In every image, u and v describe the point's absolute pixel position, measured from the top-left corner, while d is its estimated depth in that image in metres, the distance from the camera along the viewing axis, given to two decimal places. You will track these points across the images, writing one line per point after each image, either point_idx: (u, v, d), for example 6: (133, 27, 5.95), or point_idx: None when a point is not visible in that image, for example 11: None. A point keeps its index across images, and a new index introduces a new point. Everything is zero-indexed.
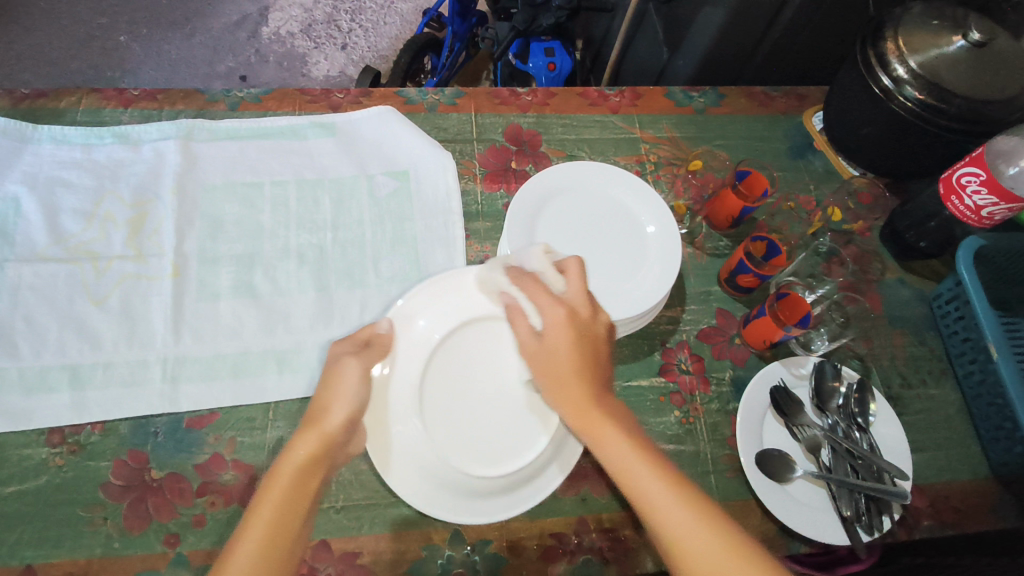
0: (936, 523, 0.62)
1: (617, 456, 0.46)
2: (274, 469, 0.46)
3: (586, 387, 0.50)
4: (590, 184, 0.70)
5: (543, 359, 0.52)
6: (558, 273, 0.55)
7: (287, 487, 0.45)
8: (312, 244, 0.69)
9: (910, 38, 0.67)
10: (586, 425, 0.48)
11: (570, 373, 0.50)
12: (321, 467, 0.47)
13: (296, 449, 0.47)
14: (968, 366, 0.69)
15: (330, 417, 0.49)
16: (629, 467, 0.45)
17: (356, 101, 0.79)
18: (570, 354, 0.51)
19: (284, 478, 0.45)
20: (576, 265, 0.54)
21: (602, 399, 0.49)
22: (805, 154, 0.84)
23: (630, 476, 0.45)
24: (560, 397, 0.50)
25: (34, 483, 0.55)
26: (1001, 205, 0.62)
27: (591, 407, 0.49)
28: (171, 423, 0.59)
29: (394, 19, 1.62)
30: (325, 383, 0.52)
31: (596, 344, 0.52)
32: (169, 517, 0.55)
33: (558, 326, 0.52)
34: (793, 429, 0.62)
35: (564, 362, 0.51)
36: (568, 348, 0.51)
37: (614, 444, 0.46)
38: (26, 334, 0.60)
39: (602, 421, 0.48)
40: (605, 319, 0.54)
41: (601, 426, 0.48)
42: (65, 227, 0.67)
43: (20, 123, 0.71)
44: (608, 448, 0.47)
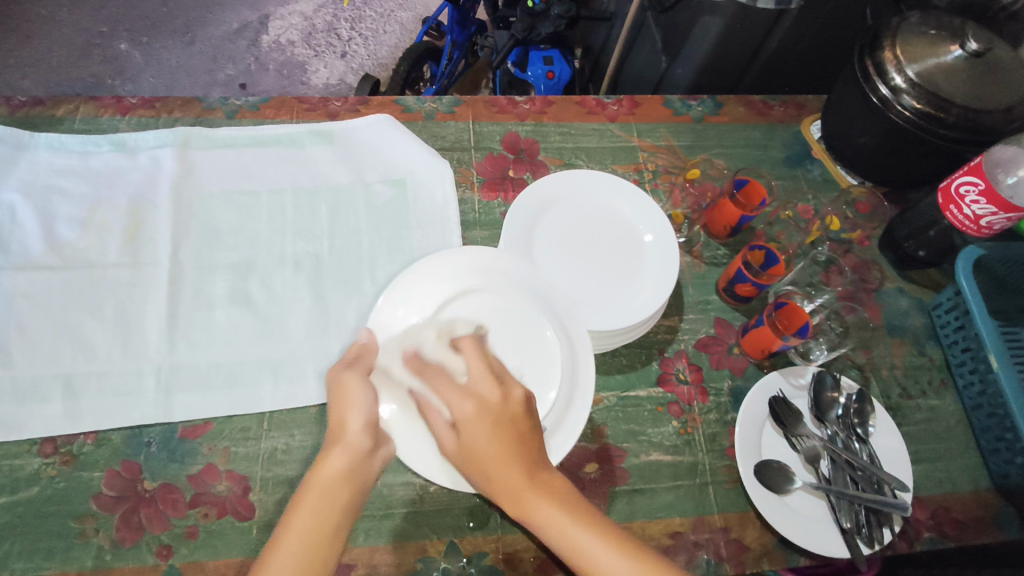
0: (936, 535, 0.61)
1: (558, 531, 0.44)
2: (306, 484, 0.46)
3: (518, 468, 0.46)
4: (585, 192, 0.70)
5: (468, 451, 0.48)
6: (455, 353, 0.53)
7: (319, 502, 0.45)
8: (309, 252, 0.69)
9: (908, 47, 0.67)
10: (520, 508, 0.45)
11: (497, 463, 0.46)
12: (353, 480, 0.46)
13: (325, 463, 0.46)
14: (968, 377, 0.68)
15: (348, 428, 0.48)
16: (569, 536, 0.44)
17: (354, 109, 0.79)
18: (494, 442, 0.47)
19: (312, 496, 0.45)
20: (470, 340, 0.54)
21: (535, 476, 0.46)
22: (803, 162, 0.84)
23: (571, 543, 0.44)
24: (493, 488, 0.46)
25: (25, 494, 0.55)
26: (999, 215, 0.62)
27: (526, 489, 0.45)
28: (165, 433, 0.58)
29: (394, 27, 1.63)
30: (336, 394, 0.50)
31: (518, 423, 0.48)
32: (161, 528, 0.54)
33: (472, 415, 0.48)
34: (792, 440, 0.61)
35: (488, 456, 0.47)
36: (488, 436, 0.47)
37: (555, 520, 0.44)
38: (20, 343, 0.60)
39: (537, 498, 0.45)
40: (523, 394, 0.50)
41: (535, 503, 0.45)
42: (61, 235, 0.66)
43: (17, 131, 0.71)
44: (546, 523, 0.44)
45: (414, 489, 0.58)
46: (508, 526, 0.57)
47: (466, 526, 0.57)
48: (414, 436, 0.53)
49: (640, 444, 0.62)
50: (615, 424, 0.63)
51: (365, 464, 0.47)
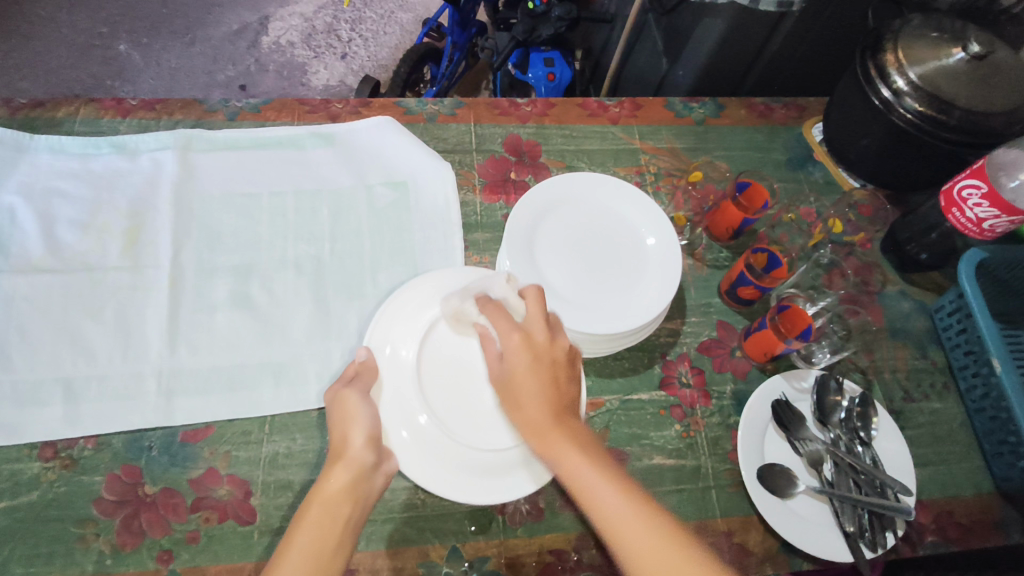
0: (939, 539, 0.61)
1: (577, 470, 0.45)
2: (308, 502, 0.46)
3: (550, 409, 0.48)
4: (580, 199, 0.69)
5: (507, 390, 0.50)
6: (519, 298, 0.54)
7: (322, 518, 0.45)
8: (310, 255, 0.68)
9: (910, 50, 0.67)
10: (545, 444, 0.47)
11: (530, 394, 0.48)
12: (354, 496, 0.46)
13: (326, 480, 0.47)
14: (970, 380, 0.68)
15: (350, 444, 0.48)
16: (584, 479, 0.45)
17: (355, 111, 0.79)
18: (531, 377, 0.49)
19: (314, 513, 0.45)
20: (536, 294, 0.53)
21: (564, 420, 0.48)
22: (804, 165, 0.84)
23: (583, 486, 0.44)
24: (523, 420, 0.48)
25: (25, 499, 0.54)
26: (1002, 218, 0.62)
27: (552, 428, 0.47)
28: (165, 437, 0.58)
29: (394, 28, 1.63)
30: (336, 411, 0.50)
31: (556, 370, 0.50)
32: (162, 533, 0.54)
33: (514, 352, 0.50)
34: (794, 443, 0.61)
35: (522, 388, 0.49)
36: (529, 370, 0.49)
37: (573, 459, 0.46)
38: (19, 346, 0.60)
39: (562, 439, 0.47)
40: (567, 344, 0.52)
41: (558, 442, 0.47)
42: (61, 238, 0.66)
43: (17, 134, 0.71)
44: (565, 462, 0.46)
45: (416, 494, 0.58)
46: (510, 530, 0.57)
47: (468, 530, 0.56)
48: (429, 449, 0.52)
49: (642, 448, 0.62)
50: (617, 428, 0.63)
51: (368, 480, 0.47)
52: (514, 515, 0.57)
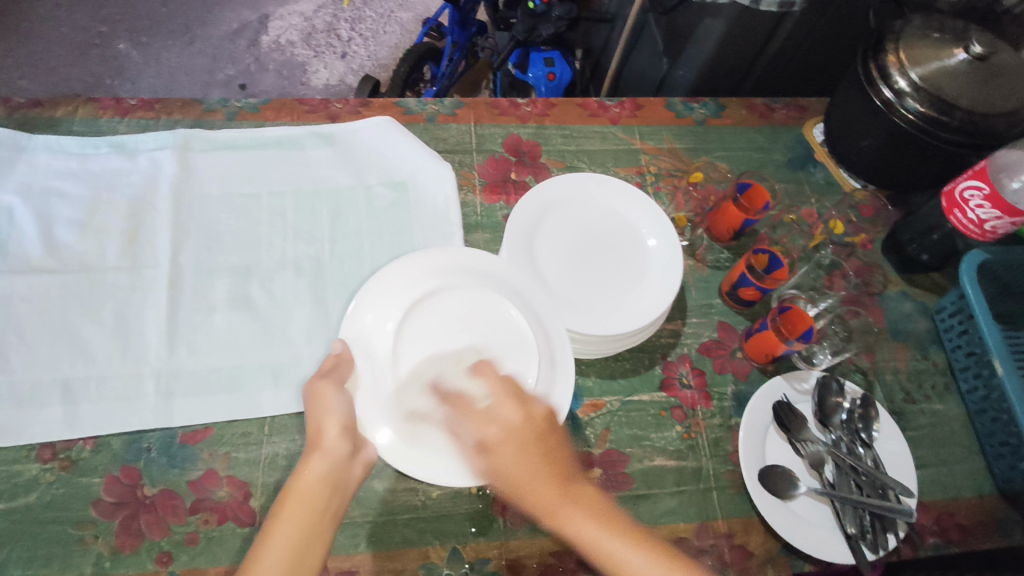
0: (941, 540, 0.61)
1: (607, 547, 0.41)
2: (283, 496, 0.45)
3: (549, 477, 0.44)
4: (562, 195, 0.69)
5: (499, 470, 0.46)
6: (472, 379, 0.52)
7: (301, 511, 0.44)
8: (310, 256, 0.68)
9: (911, 50, 0.66)
10: (555, 520, 0.43)
11: (527, 481, 0.44)
12: (333, 488, 0.45)
13: (305, 471, 0.46)
14: (972, 381, 0.68)
15: (324, 433, 0.48)
16: (609, 552, 0.41)
17: (355, 111, 0.79)
18: (523, 462, 0.45)
19: (293, 507, 0.44)
20: (489, 365, 0.51)
21: (568, 485, 0.44)
22: (805, 166, 0.83)
23: (609, 559, 0.41)
24: (517, 497, 0.44)
25: (24, 500, 0.54)
26: (1004, 219, 0.61)
27: (557, 494, 0.43)
28: (164, 438, 0.58)
29: (394, 27, 1.62)
30: (312, 406, 0.50)
31: (544, 436, 0.47)
32: (161, 535, 0.54)
33: (494, 434, 0.47)
34: (795, 445, 0.61)
35: (513, 472, 0.45)
36: (515, 452, 0.45)
37: (593, 533, 0.42)
38: (18, 347, 0.59)
39: (577, 513, 0.42)
40: (546, 406, 0.49)
41: (572, 514, 0.42)
42: (60, 238, 0.66)
43: (16, 133, 0.71)
44: (580, 537, 0.42)
45: (416, 495, 0.57)
46: (510, 531, 0.56)
47: (469, 531, 0.56)
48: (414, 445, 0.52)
49: (643, 449, 0.62)
50: (618, 429, 0.63)
51: (346, 470, 0.47)
52: (514, 517, 0.57)
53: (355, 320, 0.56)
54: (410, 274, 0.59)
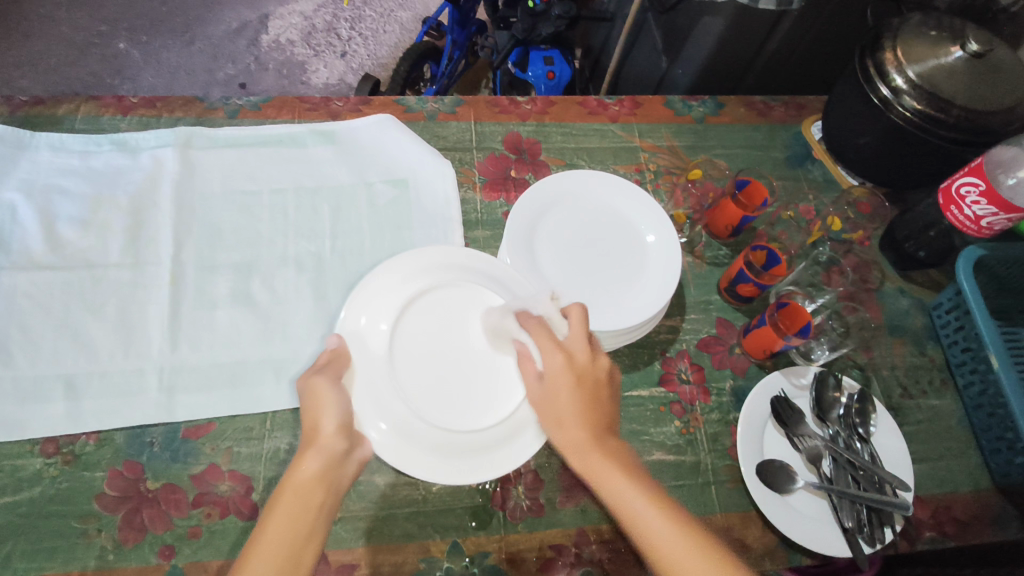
0: (937, 534, 0.61)
1: (630, 498, 0.45)
2: (280, 488, 0.46)
3: (591, 427, 0.48)
4: (563, 193, 0.69)
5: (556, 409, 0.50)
6: (563, 318, 0.54)
7: (296, 506, 0.45)
8: (311, 253, 0.68)
9: (908, 48, 0.67)
10: (591, 470, 0.47)
11: (573, 414, 0.49)
12: (328, 485, 0.47)
13: (302, 466, 0.47)
14: (968, 376, 0.68)
15: (321, 429, 0.48)
16: (636, 508, 0.44)
17: (355, 109, 0.79)
18: (574, 397, 0.49)
19: (289, 501, 0.45)
20: (580, 311, 0.54)
21: (606, 440, 0.48)
22: (804, 163, 0.84)
23: (636, 516, 0.44)
24: (562, 435, 0.49)
25: (28, 494, 0.54)
26: (1000, 216, 0.62)
27: (596, 447, 0.48)
28: (167, 433, 0.58)
29: (394, 26, 1.63)
30: (308, 401, 0.50)
31: (597, 386, 0.51)
32: (163, 529, 0.54)
33: (560, 374, 0.51)
34: (793, 440, 0.61)
35: (563, 402, 0.50)
36: (567, 387, 0.50)
37: (623, 488, 0.45)
38: (21, 343, 0.60)
39: (611, 467, 0.46)
40: (607, 363, 0.53)
41: (608, 472, 0.46)
42: (62, 235, 0.66)
43: (18, 130, 0.71)
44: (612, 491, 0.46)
45: (417, 489, 0.58)
46: (510, 525, 0.57)
47: (469, 525, 0.57)
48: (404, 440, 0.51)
49: (641, 444, 0.62)
50: None
51: (341, 469, 0.48)
52: (514, 511, 0.57)
53: (353, 309, 0.55)
54: (409, 264, 0.57)
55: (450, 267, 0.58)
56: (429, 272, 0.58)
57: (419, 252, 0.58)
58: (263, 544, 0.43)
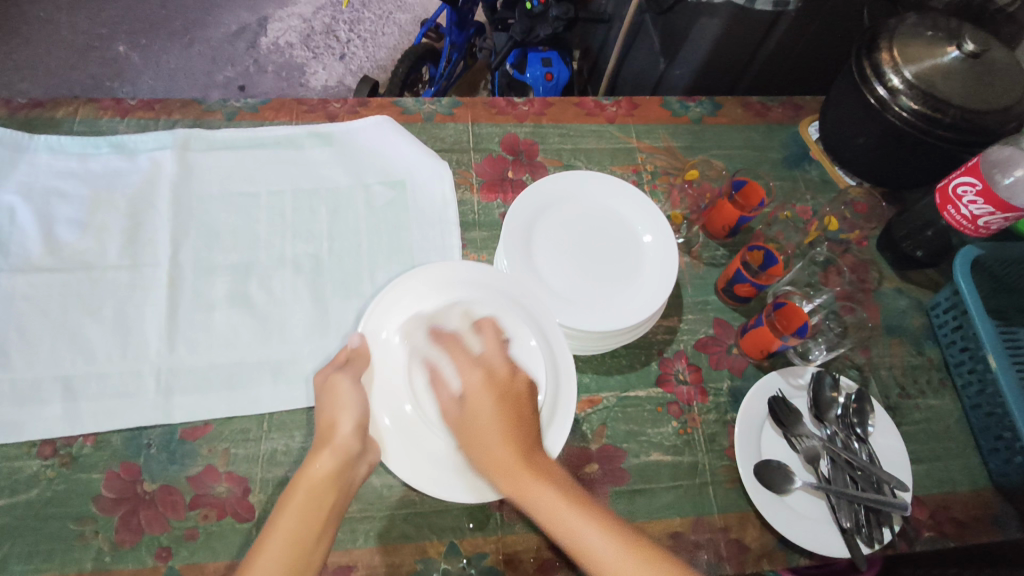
0: (936, 534, 0.61)
1: (567, 522, 0.44)
2: (293, 487, 0.47)
3: (517, 449, 0.48)
4: (571, 195, 0.70)
5: (475, 434, 0.49)
6: (477, 333, 0.55)
7: (308, 503, 0.46)
8: (308, 254, 0.69)
9: (904, 48, 0.67)
10: (519, 489, 0.47)
11: (496, 442, 0.48)
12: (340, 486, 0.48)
13: (316, 465, 0.48)
14: (966, 376, 0.68)
15: (338, 430, 0.50)
16: (574, 531, 0.44)
17: (353, 111, 0.79)
18: (495, 420, 0.49)
19: (301, 500, 0.46)
20: (492, 323, 0.55)
21: (535, 458, 0.48)
22: (801, 163, 0.84)
23: (576, 541, 0.44)
24: (488, 462, 0.48)
25: (25, 496, 0.54)
26: (997, 215, 0.62)
27: (524, 468, 0.47)
28: (164, 435, 0.58)
29: (393, 29, 1.63)
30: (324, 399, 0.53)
31: (521, 401, 0.51)
32: (160, 530, 0.54)
33: (480, 395, 0.51)
34: (791, 440, 0.61)
35: (485, 424, 0.49)
36: (492, 409, 0.50)
37: (550, 502, 0.45)
38: (19, 345, 0.60)
39: (539, 485, 0.46)
40: (528, 377, 0.53)
41: (531, 485, 0.46)
42: (60, 237, 0.66)
43: (16, 133, 0.71)
44: (546, 513, 0.45)
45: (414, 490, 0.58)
46: (507, 526, 0.57)
47: (466, 527, 0.57)
48: (411, 450, 0.52)
49: (639, 445, 0.62)
50: (614, 425, 0.63)
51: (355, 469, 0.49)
52: (511, 512, 0.57)
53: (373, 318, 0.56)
54: (429, 278, 0.59)
55: (472, 285, 0.59)
56: (452, 287, 0.59)
57: (443, 266, 0.59)
58: (274, 539, 0.44)
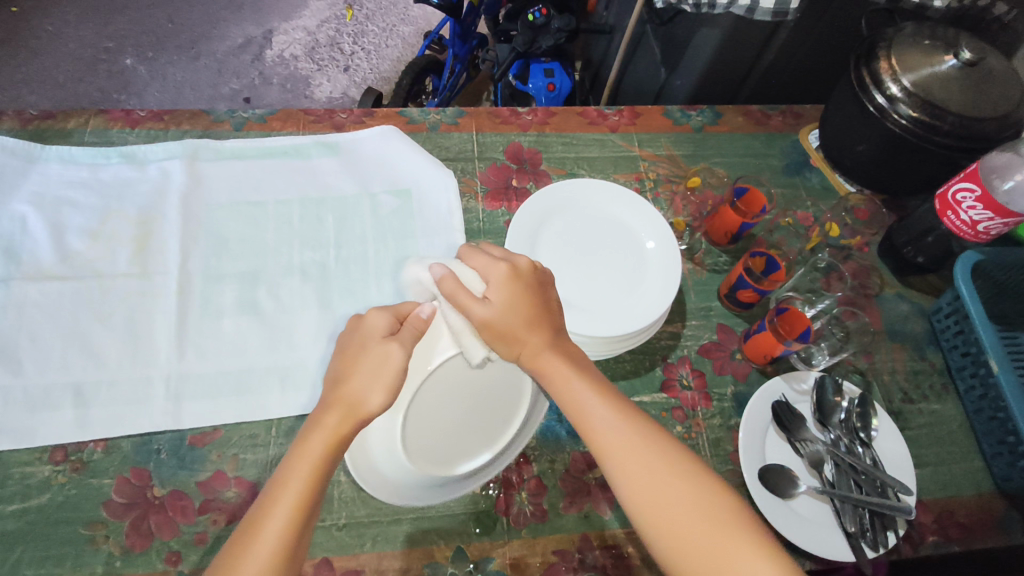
0: (940, 539, 0.61)
1: (577, 395, 0.47)
2: (293, 452, 0.43)
3: (544, 332, 0.49)
4: (581, 202, 0.71)
5: (495, 332, 0.47)
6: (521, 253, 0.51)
7: (309, 474, 0.42)
8: (315, 262, 0.69)
9: (902, 57, 0.68)
10: (536, 363, 0.48)
11: (519, 326, 0.48)
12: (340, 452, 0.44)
13: (317, 431, 0.43)
14: (969, 381, 0.69)
15: (367, 402, 0.44)
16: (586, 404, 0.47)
17: (359, 121, 0.80)
18: (517, 311, 0.48)
19: (299, 473, 0.42)
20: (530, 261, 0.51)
21: (559, 343, 0.49)
22: (801, 171, 0.85)
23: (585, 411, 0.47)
24: (507, 345, 0.48)
25: (36, 501, 0.55)
26: (996, 220, 0.63)
27: (547, 349, 0.48)
28: (173, 441, 0.59)
29: (395, 41, 1.66)
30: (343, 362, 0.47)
31: (546, 300, 0.50)
32: (170, 535, 0.55)
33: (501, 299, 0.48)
34: (795, 444, 0.62)
35: (506, 321, 0.47)
36: (512, 301, 0.48)
37: (570, 384, 0.47)
38: (31, 352, 0.61)
39: (558, 361, 0.48)
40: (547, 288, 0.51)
41: (552, 363, 0.48)
42: (71, 245, 0.67)
43: (29, 144, 0.73)
44: (560, 384, 0.48)
45: None
46: (514, 531, 0.57)
47: (472, 531, 0.57)
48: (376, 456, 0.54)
49: None
50: None
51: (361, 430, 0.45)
52: (517, 516, 0.58)
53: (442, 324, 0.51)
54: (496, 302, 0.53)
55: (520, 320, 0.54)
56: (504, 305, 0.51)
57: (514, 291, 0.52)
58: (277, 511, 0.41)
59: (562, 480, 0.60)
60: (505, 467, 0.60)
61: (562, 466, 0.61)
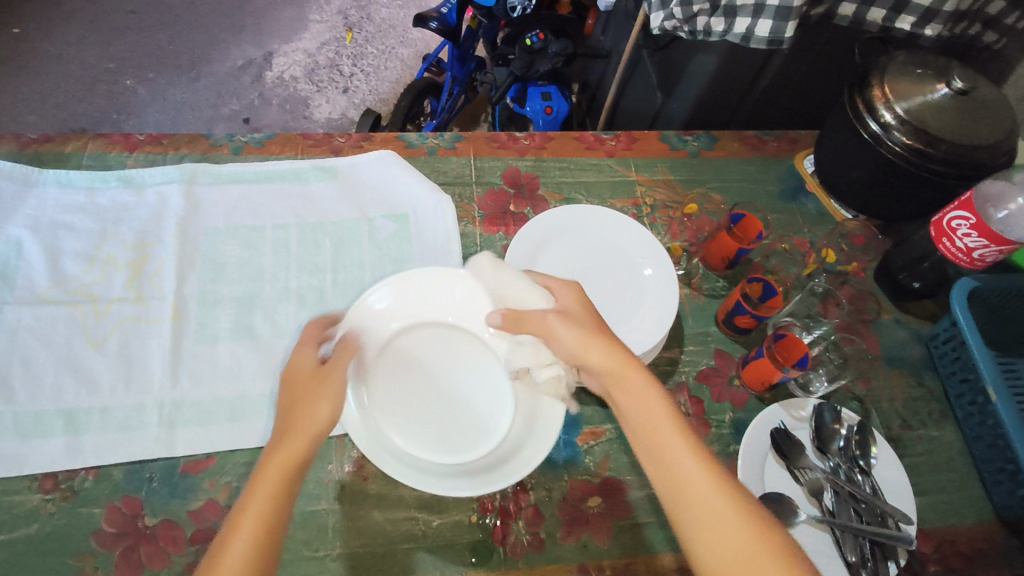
0: (942, 569, 0.60)
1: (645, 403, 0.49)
2: (257, 473, 0.44)
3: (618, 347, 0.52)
4: (580, 228, 0.72)
5: (572, 330, 0.53)
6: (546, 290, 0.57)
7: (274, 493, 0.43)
8: (312, 286, 0.69)
9: (895, 85, 0.69)
10: (615, 373, 0.51)
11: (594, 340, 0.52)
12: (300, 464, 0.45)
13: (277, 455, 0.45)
14: (968, 408, 0.69)
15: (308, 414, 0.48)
16: (655, 415, 0.48)
17: (357, 145, 0.81)
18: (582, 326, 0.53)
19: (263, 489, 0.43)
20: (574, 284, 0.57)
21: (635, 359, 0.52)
22: (797, 197, 0.86)
23: (654, 423, 0.48)
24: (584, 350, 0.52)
25: (24, 531, 0.54)
26: (991, 247, 0.63)
27: (629, 361, 0.51)
28: (165, 468, 0.58)
29: (394, 63, 1.68)
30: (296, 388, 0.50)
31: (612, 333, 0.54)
32: (161, 566, 0.54)
33: (577, 307, 0.55)
34: (795, 473, 0.61)
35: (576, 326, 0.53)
36: (582, 314, 0.55)
37: (647, 397, 0.49)
38: (23, 378, 0.60)
39: (635, 373, 0.50)
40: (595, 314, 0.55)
41: (637, 386, 0.50)
42: (66, 270, 0.67)
43: (27, 168, 0.73)
44: (636, 396, 0.49)
45: (416, 524, 0.57)
46: (511, 561, 0.56)
47: (469, 561, 0.56)
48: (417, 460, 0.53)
49: (641, 477, 0.62)
50: (617, 457, 0.63)
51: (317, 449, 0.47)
52: (514, 546, 0.57)
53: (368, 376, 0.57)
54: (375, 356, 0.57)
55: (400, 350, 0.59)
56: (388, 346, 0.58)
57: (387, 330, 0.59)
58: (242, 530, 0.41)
59: (559, 509, 0.59)
60: (502, 496, 0.59)
61: (559, 494, 0.60)
